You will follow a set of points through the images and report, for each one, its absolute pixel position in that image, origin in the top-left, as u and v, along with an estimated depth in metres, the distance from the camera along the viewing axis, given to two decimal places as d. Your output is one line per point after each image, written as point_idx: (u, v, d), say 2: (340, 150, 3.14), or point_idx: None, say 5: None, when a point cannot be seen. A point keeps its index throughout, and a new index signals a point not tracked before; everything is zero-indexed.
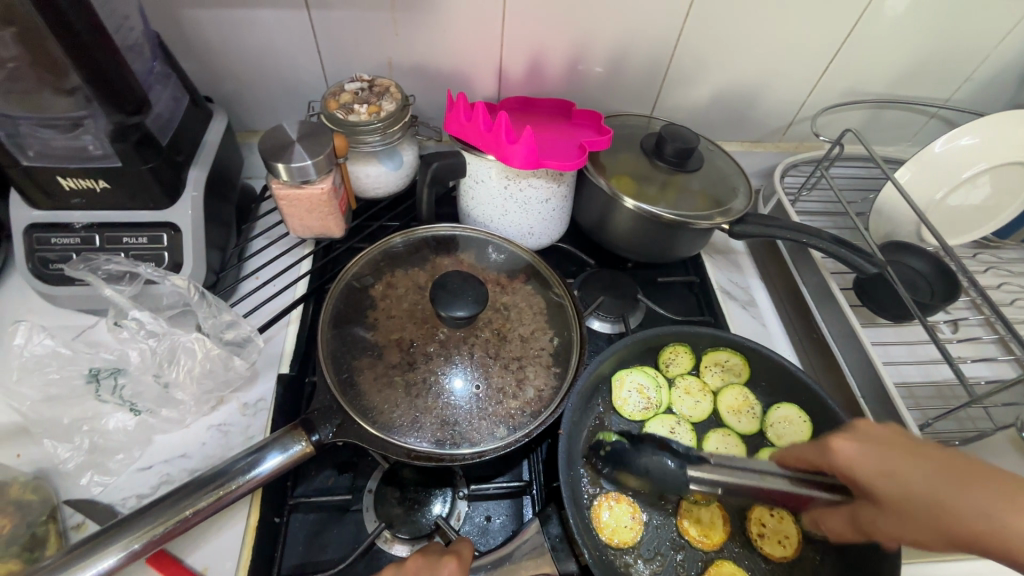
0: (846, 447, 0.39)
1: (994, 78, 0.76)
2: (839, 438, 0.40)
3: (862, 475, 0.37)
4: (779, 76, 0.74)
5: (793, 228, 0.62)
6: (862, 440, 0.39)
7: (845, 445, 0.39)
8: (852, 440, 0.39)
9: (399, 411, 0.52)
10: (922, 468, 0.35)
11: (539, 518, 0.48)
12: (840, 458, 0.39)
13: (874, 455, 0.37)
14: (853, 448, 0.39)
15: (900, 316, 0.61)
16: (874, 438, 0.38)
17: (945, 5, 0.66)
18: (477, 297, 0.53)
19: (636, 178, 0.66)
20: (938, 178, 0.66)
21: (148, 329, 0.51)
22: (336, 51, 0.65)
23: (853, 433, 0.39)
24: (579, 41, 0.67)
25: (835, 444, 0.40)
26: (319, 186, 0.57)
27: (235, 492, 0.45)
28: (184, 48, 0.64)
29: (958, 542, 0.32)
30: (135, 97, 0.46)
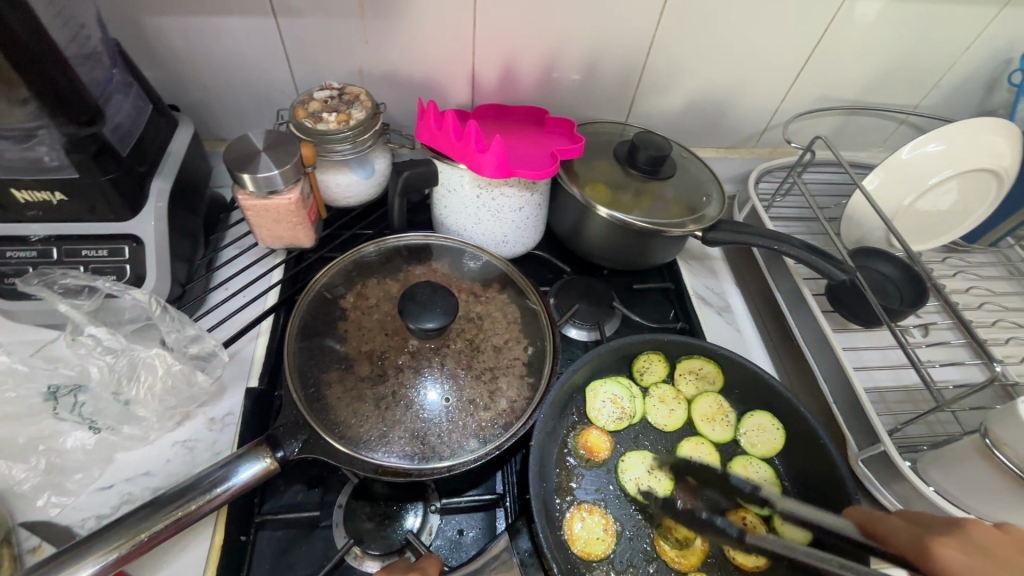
0: (949, 551, 0.37)
1: (961, 85, 0.77)
2: (943, 541, 0.38)
3: None
4: (751, 84, 0.74)
5: (765, 235, 0.62)
6: (971, 548, 0.37)
7: (949, 552, 0.37)
8: (958, 546, 0.37)
9: (368, 425, 0.51)
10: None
11: (508, 533, 0.48)
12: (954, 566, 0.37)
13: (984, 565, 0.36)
14: (955, 552, 0.37)
15: (869, 322, 0.61)
16: (984, 546, 0.37)
17: (910, 14, 0.67)
18: (447, 308, 0.52)
19: (610, 186, 0.66)
20: (905, 184, 0.67)
21: (105, 344, 0.50)
22: (306, 59, 0.65)
23: (962, 539, 0.38)
24: (551, 48, 0.67)
25: (937, 548, 0.38)
26: (287, 197, 0.56)
27: (196, 513, 0.43)
28: (149, 56, 0.62)
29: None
30: (90, 108, 0.45)
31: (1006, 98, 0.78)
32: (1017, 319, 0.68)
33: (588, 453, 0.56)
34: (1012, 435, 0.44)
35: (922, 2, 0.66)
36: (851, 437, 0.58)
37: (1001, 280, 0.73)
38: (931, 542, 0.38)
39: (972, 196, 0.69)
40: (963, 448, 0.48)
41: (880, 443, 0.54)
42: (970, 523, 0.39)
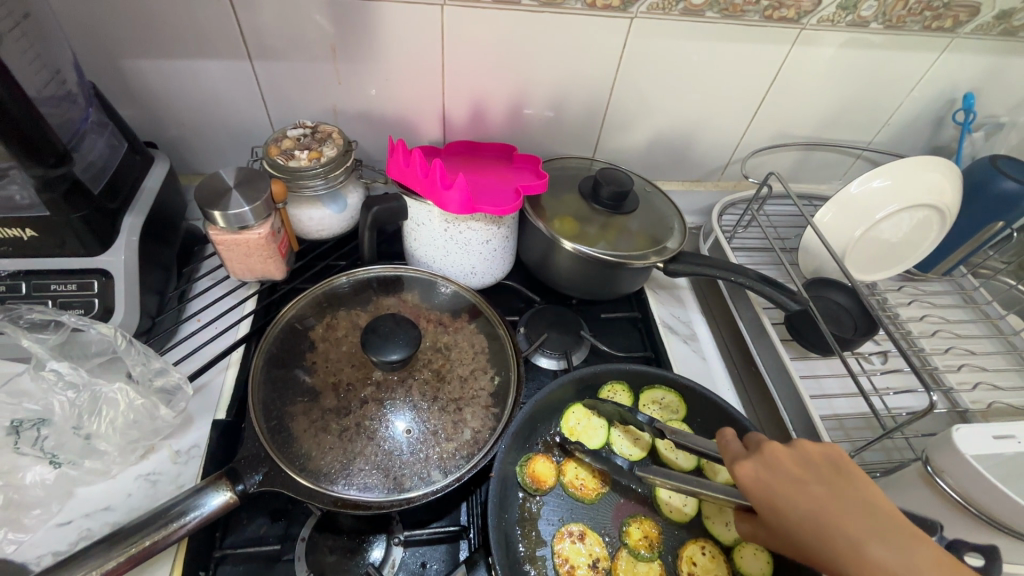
0: (748, 469, 0.43)
1: (910, 123, 0.81)
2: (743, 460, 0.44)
3: (780, 492, 0.41)
4: (710, 120, 0.78)
5: (722, 267, 0.65)
6: (765, 463, 0.43)
7: (746, 470, 0.43)
8: (756, 463, 0.43)
9: (330, 457, 0.51)
10: (825, 498, 0.39)
11: (467, 564, 0.48)
12: (769, 473, 0.42)
13: (768, 480, 0.42)
14: (752, 473, 0.43)
15: (826, 350, 0.63)
16: (773, 461, 0.43)
17: (854, 59, 0.71)
18: (410, 339, 0.53)
19: (576, 219, 0.69)
20: (855, 218, 0.69)
21: (67, 379, 0.51)
22: (282, 98, 0.67)
23: (758, 458, 0.43)
24: (519, 88, 0.70)
25: (738, 468, 0.44)
26: (257, 231, 0.58)
27: (153, 547, 0.43)
28: (127, 96, 0.64)
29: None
30: (57, 150, 0.46)
31: (952, 134, 0.83)
32: (970, 346, 0.70)
33: (535, 481, 0.55)
34: (949, 462, 0.45)
35: (866, 47, 0.70)
36: None
37: (955, 308, 0.75)
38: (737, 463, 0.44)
39: (918, 230, 0.71)
40: (910, 474, 0.50)
41: None
42: (770, 445, 0.44)
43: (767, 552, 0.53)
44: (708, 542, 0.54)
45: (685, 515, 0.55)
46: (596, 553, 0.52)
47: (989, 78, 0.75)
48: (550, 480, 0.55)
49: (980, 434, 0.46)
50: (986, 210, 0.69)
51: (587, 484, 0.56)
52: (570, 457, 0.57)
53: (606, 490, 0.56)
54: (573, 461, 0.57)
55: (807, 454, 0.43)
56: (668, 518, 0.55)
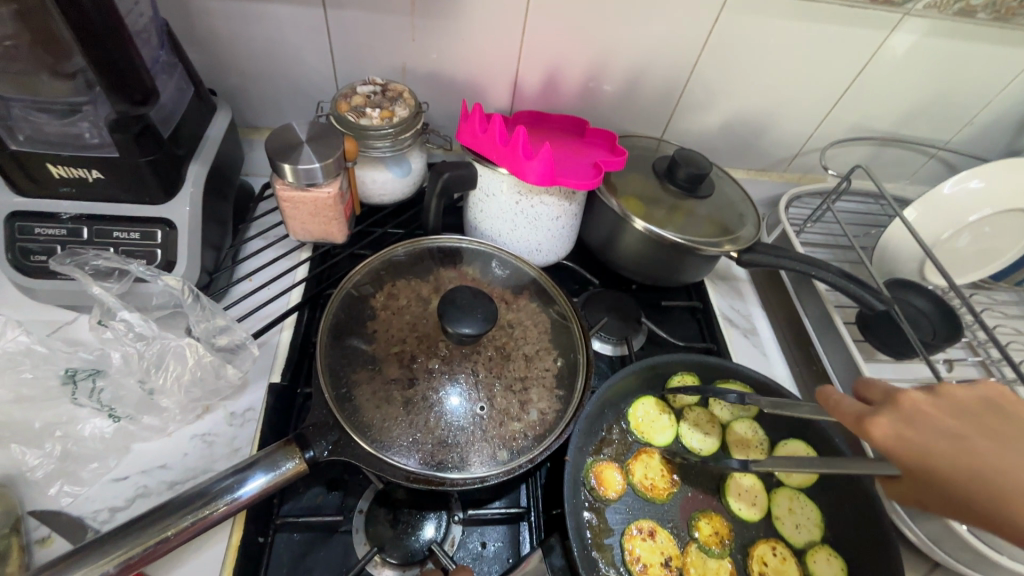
0: (886, 426, 0.38)
1: (993, 125, 0.78)
2: (879, 417, 0.39)
3: (935, 451, 0.36)
4: (788, 107, 0.74)
5: (798, 259, 0.62)
6: (907, 420, 0.38)
7: (887, 428, 0.38)
8: (895, 419, 0.38)
9: (398, 429, 0.49)
10: (991, 453, 0.35)
11: (541, 547, 0.46)
12: (916, 431, 0.37)
13: (912, 436, 0.37)
14: (893, 427, 0.38)
15: (901, 353, 0.61)
16: (915, 416, 0.38)
17: (950, 52, 0.68)
18: (487, 314, 0.51)
19: (646, 200, 0.66)
20: (944, 219, 0.67)
21: (137, 331, 0.48)
22: (350, 52, 0.64)
23: (896, 413, 0.39)
24: (597, 59, 0.66)
25: (876, 427, 0.38)
26: (326, 190, 0.55)
27: (218, 516, 0.42)
28: (190, 38, 0.61)
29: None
30: (144, 87, 0.43)
31: None
32: None
33: (598, 484, 0.52)
34: None
35: (967, 39, 0.66)
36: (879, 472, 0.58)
37: None
38: (869, 420, 0.39)
39: (1008, 236, 0.68)
40: None
41: None
42: (904, 396, 0.39)
43: (840, 558, 0.52)
44: (779, 543, 0.53)
45: (753, 515, 0.54)
46: (668, 551, 0.51)
47: None
48: (618, 470, 0.54)
49: None
50: None
51: (656, 483, 0.54)
52: (650, 450, 0.56)
53: (674, 490, 0.55)
54: (650, 455, 0.56)
55: (953, 402, 0.38)
56: (737, 516, 0.54)
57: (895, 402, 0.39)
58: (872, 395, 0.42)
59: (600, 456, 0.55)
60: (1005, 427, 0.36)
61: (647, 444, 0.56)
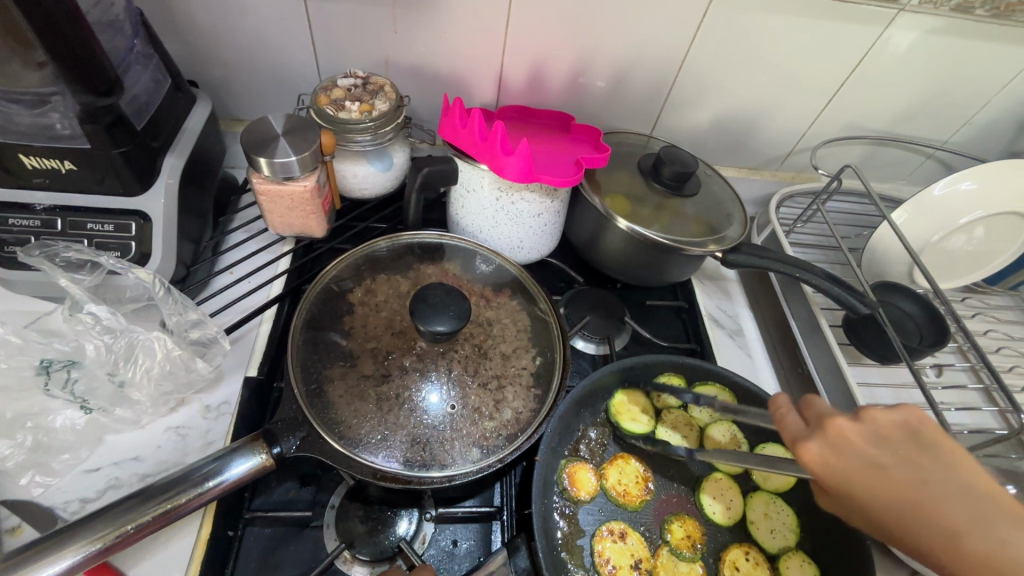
0: (814, 452, 0.37)
1: (992, 125, 0.76)
2: (807, 443, 0.38)
3: (863, 479, 0.36)
4: (779, 105, 0.73)
5: (783, 260, 0.60)
6: (834, 446, 0.37)
7: (816, 455, 0.37)
8: (823, 444, 0.37)
9: (368, 425, 0.49)
10: (918, 485, 0.35)
11: (506, 549, 0.46)
12: (841, 459, 0.36)
13: (837, 464, 0.36)
14: (820, 454, 0.37)
15: (886, 357, 0.60)
16: (841, 442, 0.37)
17: (947, 49, 0.66)
18: (459, 312, 0.51)
19: (631, 198, 0.65)
20: (935, 222, 0.65)
21: (105, 323, 0.48)
22: (332, 44, 0.63)
23: (823, 438, 0.37)
24: (584, 53, 0.65)
25: (806, 453, 0.37)
26: (302, 184, 0.55)
27: (189, 505, 0.42)
28: (170, 28, 0.61)
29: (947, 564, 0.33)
30: (109, 78, 0.43)
31: None
32: None
33: (570, 485, 0.52)
34: None
35: (962, 36, 0.64)
36: None
37: (1019, 325, 0.72)
38: (800, 444, 0.38)
39: (1001, 238, 0.67)
40: None
41: None
42: (835, 420, 0.38)
43: (813, 564, 0.51)
44: (753, 548, 0.53)
45: (728, 519, 0.53)
46: (639, 553, 0.50)
47: None
48: (592, 473, 0.54)
49: None
50: None
51: (631, 490, 0.53)
52: (626, 456, 0.55)
53: (649, 496, 0.54)
54: (626, 461, 0.55)
55: (878, 429, 0.37)
56: (710, 520, 0.53)
57: (826, 426, 0.38)
58: (807, 412, 0.40)
59: (577, 457, 0.55)
60: (931, 454, 0.36)
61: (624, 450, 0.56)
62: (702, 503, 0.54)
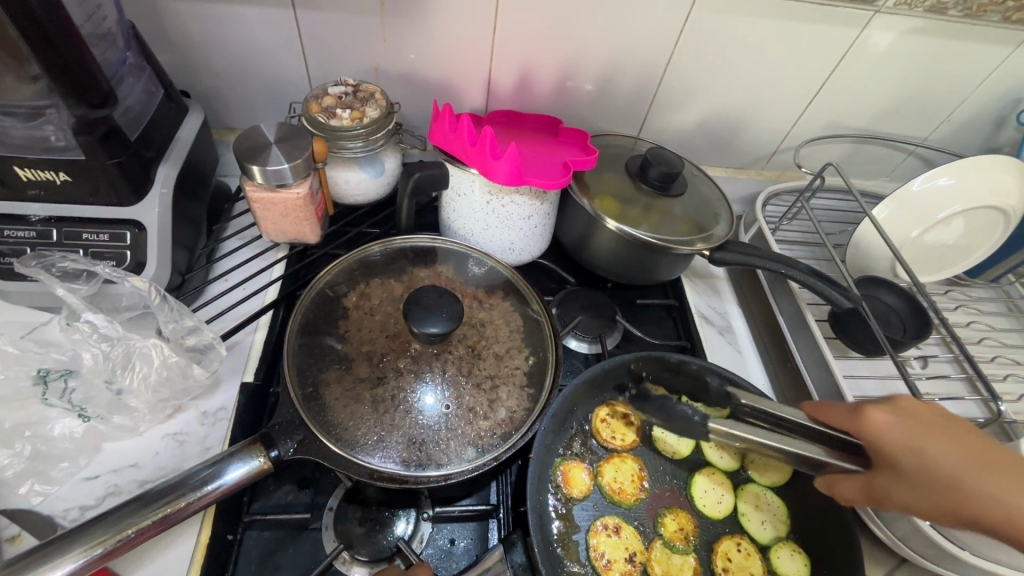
0: (882, 417, 0.43)
1: (970, 121, 0.78)
2: (875, 409, 0.43)
3: (945, 453, 0.40)
4: (762, 106, 0.74)
5: (770, 257, 0.62)
6: (900, 414, 0.43)
7: (879, 417, 0.43)
8: (893, 413, 0.43)
9: (364, 427, 0.50)
10: (972, 456, 0.40)
11: (503, 545, 0.46)
12: (912, 423, 0.42)
13: (912, 428, 0.42)
14: (888, 417, 0.43)
15: (870, 350, 0.62)
16: (914, 412, 0.43)
17: (924, 49, 0.68)
18: (452, 314, 0.52)
19: (620, 199, 0.66)
20: (914, 216, 0.67)
21: (101, 332, 0.49)
22: (322, 52, 0.64)
23: (896, 407, 0.43)
24: (570, 57, 0.67)
25: (870, 413, 0.43)
26: (295, 191, 0.56)
27: (187, 509, 0.42)
28: (162, 39, 0.61)
29: (975, 520, 0.38)
30: (102, 90, 0.44)
31: (1013, 136, 0.79)
32: (1016, 356, 0.69)
33: (564, 484, 0.53)
34: None
35: (937, 36, 0.66)
36: None
37: (1001, 317, 0.73)
38: (867, 408, 0.44)
39: (979, 232, 0.69)
40: None
41: None
42: (904, 397, 0.44)
43: (803, 555, 0.53)
44: (744, 539, 0.54)
45: (718, 512, 0.54)
46: (633, 547, 0.51)
47: None
48: (588, 471, 0.55)
49: None
50: None
51: (626, 488, 0.54)
52: (622, 454, 0.56)
53: (643, 494, 0.55)
54: (622, 460, 0.56)
55: (918, 413, 0.42)
56: (702, 513, 0.54)
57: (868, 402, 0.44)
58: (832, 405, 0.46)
59: (573, 456, 0.56)
60: (954, 433, 0.41)
61: (620, 449, 0.57)
62: (694, 496, 0.55)
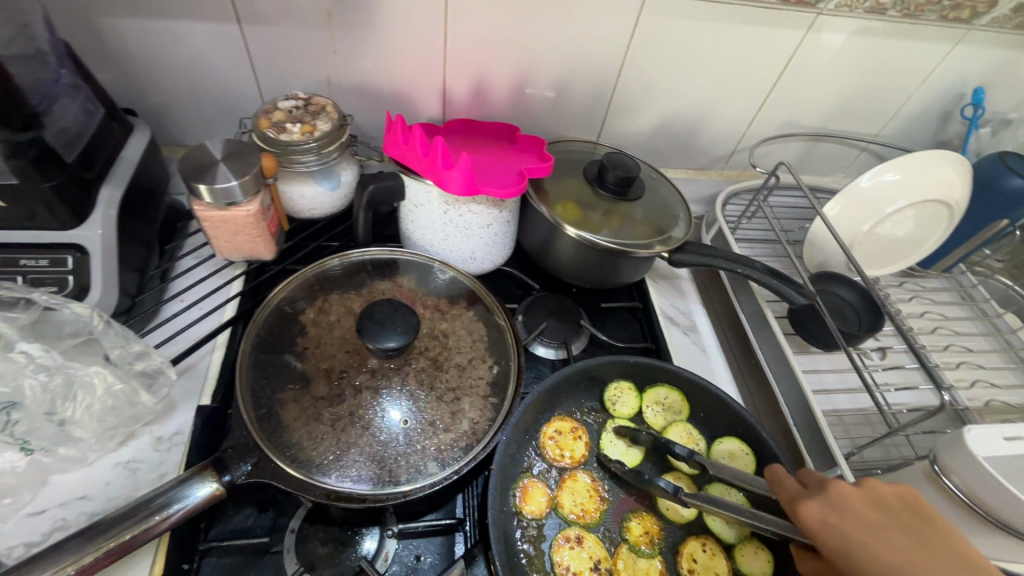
0: (812, 509, 0.43)
1: (917, 117, 0.80)
2: (807, 501, 0.44)
3: (864, 542, 0.39)
4: (716, 108, 0.76)
5: (727, 257, 0.63)
6: (832, 505, 0.42)
7: (811, 510, 0.43)
8: (822, 504, 0.43)
9: (322, 447, 0.49)
10: (903, 548, 0.38)
11: (464, 560, 0.48)
12: (837, 515, 0.42)
13: (838, 522, 0.41)
14: (819, 513, 0.42)
15: (827, 344, 0.63)
16: (842, 504, 0.42)
17: (867, 49, 0.69)
18: (408, 327, 0.51)
19: (580, 204, 0.67)
20: (865, 211, 0.70)
21: (38, 362, 0.47)
22: (272, 66, 0.63)
23: (824, 498, 0.43)
24: (524, 65, 0.67)
25: (801, 507, 0.43)
26: (246, 208, 0.55)
27: (134, 542, 0.41)
28: (103, 57, 0.60)
29: None
30: (25, 113, 0.44)
31: (959, 130, 0.82)
32: (967, 343, 0.71)
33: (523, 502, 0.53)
34: (958, 463, 0.46)
35: (881, 37, 0.68)
36: (810, 460, 0.59)
37: (953, 305, 0.76)
38: (798, 504, 0.44)
39: (927, 225, 0.72)
40: (915, 474, 0.50)
41: (839, 467, 0.56)
42: (837, 484, 0.44)
43: (767, 552, 0.54)
44: (709, 539, 0.54)
45: (681, 516, 0.55)
46: (597, 555, 0.52)
47: (999, 73, 0.74)
48: (546, 490, 0.54)
49: (989, 435, 0.46)
50: (993, 209, 0.69)
51: (587, 506, 0.54)
52: (575, 474, 0.56)
53: (605, 509, 0.55)
54: (575, 480, 0.56)
55: (846, 500, 0.43)
56: (666, 516, 0.55)
57: (825, 487, 0.44)
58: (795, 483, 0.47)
59: (534, 473, 0.56)
60: (894, 523, 0.40)
61: (571, 469, 0.56)
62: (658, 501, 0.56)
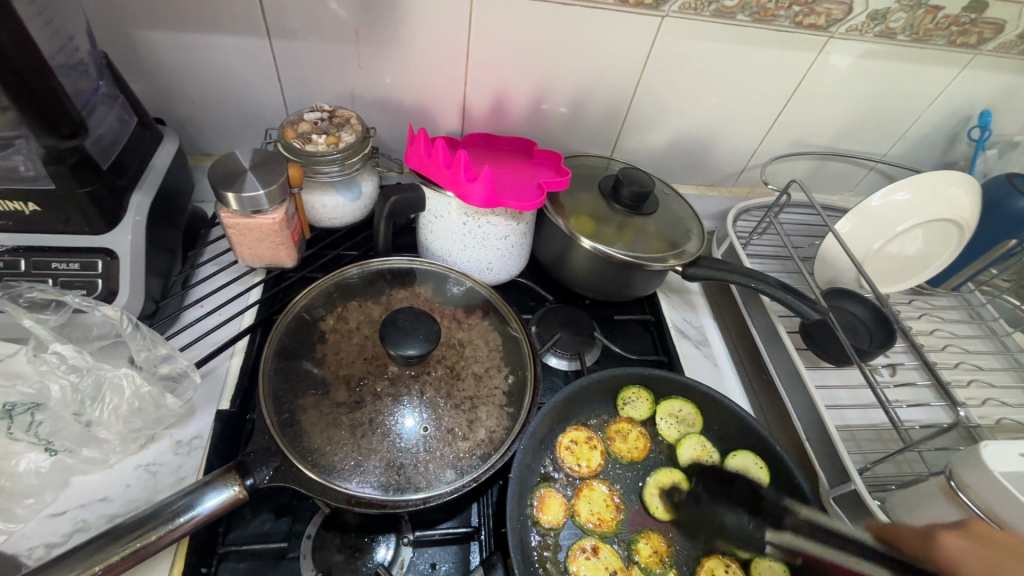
0: (948, 547, 0.41)
1: (924, 138, 0.82)
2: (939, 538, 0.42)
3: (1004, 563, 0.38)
4: (729, 126, 0.77)
5: (741, 272, 0.64)
6: (967, 539, 0.41)
7: (949, 544, 0.41)
8: (950, 539, 0.41)
9: (341, 452, 0.50)
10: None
11: (482, 567, 0.47)
12: (970, 546, 0.40)
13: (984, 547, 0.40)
14: (955, 547, 0.41)
15: (840, 360, 0.64)
16: (971, 536, 0.41)
17: (877, 72, 0.71)
18: (429, 335, 0.52)
19: (595, 218, 0.68)
20: (875, 230, 0.71)
21: (70, 363, 0.48)
22: (298, 80, 0.65)
23: (949, 532, 0.42)
24: (542, 82, 0.69)
25: (941, 542, 0.42)
26: (271, 216, 0.56)
27: (157, 543, 0.41)
28: (136, 68, 0.62)
29: None
30: (73, 121, 0.45)
31: (965, 151, 0.83)
32: (977, 361, 0.72)
33: (540, 511, 0.53)
34: (975, 478, 0.46)
35: (891, 60, 0.70)
36: (822, 474, 0.59)
37: (962, 323, 0.77)
38: (937, 535, 0.43)
39: (935, 243, 0.73)
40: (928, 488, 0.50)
41: (850, 481, 0.55)
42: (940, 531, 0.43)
43: (781, 562, 0.55)
44: (732, 560, 0.54)
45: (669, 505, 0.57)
46: (612, 565, 0.52)
47: (1005, 97, 0.76)
48: (563, 500, 0.55)
49: (1005, 451, 0.47)
50: (1001, 230, 0.71)
51: (603, 515, 0.55)
52: (591, 484, 0.57)
53: (622, 517, 0.55)
54: (592, 489, 0.56)
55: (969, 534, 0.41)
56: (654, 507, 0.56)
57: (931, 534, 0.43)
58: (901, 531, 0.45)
59: (550, 483, 0.56)
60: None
61: (587, 479, 0.57)
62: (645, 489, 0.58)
